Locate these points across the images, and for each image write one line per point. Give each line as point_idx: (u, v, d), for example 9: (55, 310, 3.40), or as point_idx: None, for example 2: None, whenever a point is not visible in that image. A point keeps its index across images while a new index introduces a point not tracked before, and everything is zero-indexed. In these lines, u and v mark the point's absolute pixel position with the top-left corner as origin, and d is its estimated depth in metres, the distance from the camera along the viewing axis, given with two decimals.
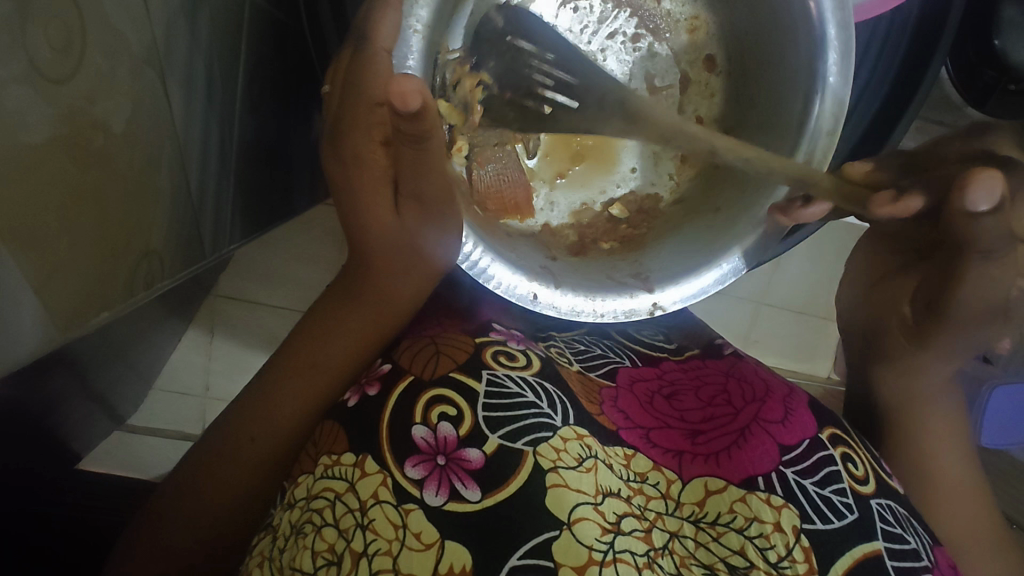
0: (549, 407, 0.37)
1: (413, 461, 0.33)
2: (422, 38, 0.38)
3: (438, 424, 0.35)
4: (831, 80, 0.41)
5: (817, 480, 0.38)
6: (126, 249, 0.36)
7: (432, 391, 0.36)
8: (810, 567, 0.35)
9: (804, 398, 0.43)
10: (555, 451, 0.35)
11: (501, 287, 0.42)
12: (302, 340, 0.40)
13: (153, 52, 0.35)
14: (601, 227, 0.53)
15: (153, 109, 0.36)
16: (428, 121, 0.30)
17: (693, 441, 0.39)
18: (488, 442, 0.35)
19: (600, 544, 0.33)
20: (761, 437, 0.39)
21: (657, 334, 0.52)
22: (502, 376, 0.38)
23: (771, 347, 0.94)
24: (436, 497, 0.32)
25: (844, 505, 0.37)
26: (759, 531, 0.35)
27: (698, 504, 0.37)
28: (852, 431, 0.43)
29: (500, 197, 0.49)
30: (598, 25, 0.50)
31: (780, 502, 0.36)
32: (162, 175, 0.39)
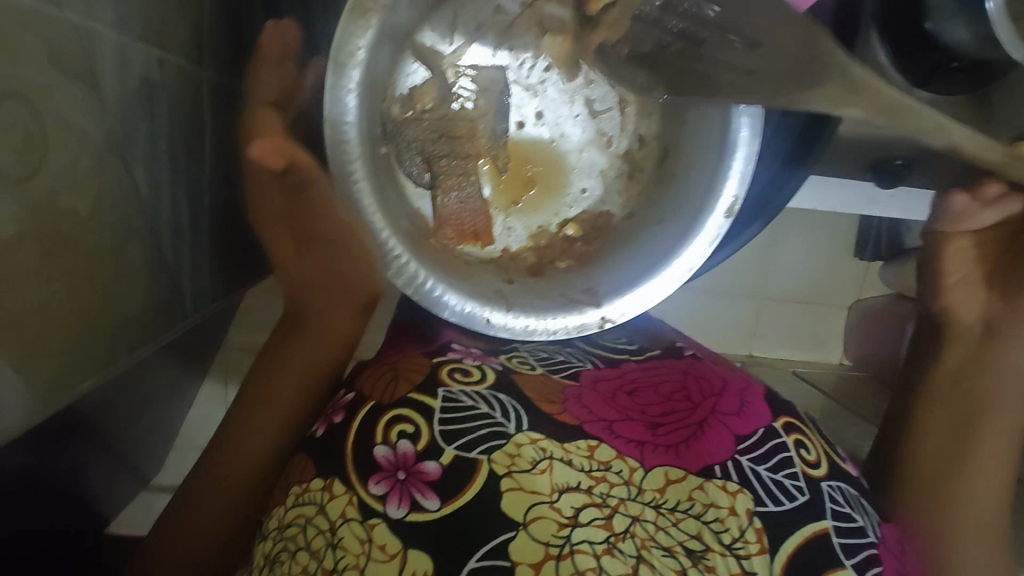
0: (502, 416, 0.39)
1: (376, 478, 0.35)
2: (357, 96, 0.39)
3: (397, 442, 0.37)
4: (745, 99, 0.42)
5: (770, 466, 0.39)
6: (104, 321, 0.39)
7: (390, 412, 0.38)
8: (762, 546, 0.36)
9: (761, 391, 0.46)
10: (509, 457, 0.37)
11: (455, 313, 0.44)
12: (263, 377, 0.46)
13: (114, 142, 0.39)
14: (559, 247, 0.55)
15: (119, 189, 0.40)
16: (299, 171, 0.40)
17: (654, 433, 0.41)
18: (444, 453, 0.36)
19: (556, 540, 0.34)
20: (718, 428, 0.41)
21: (620, 339, 0.54)
22: (456, 393, 0.40)
23: (775, 340, 0.95)
24: (397, 510, 0.34)
25: (796, 488, 0.39)
26: (715, 515, 0.37)
27: (659, 491, 0.38)
28: (807, 419, 0.46)
29: (460, 225, 0.52)
30: (535, 61, 0.53)
31: (734, 488, 0.38)
32: (136, 249, 0.43)
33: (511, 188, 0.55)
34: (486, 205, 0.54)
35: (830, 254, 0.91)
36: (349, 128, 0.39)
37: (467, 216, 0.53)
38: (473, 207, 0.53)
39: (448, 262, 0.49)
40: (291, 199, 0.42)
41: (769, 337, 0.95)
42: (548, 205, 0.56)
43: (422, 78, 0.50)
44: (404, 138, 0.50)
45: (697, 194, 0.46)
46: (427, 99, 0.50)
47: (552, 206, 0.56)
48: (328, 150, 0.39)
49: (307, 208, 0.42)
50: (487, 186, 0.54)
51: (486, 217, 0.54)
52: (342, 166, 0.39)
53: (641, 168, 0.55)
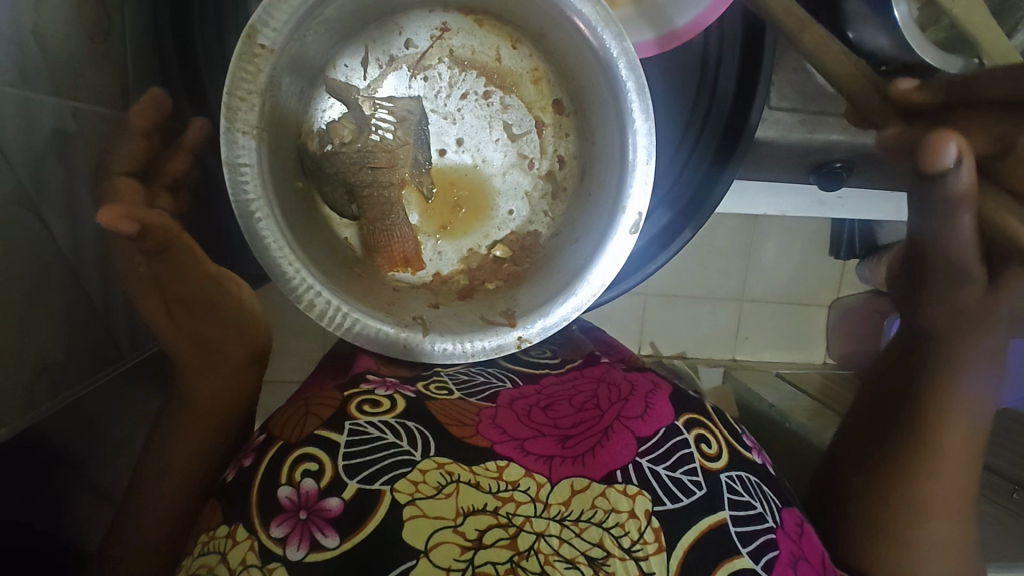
0: (409, 443, 0.38)
1: (277, 520, 0.35)
2: (252, 138, 0.40)
3: (301, 481, 0.36)
4: (639, 119, 0.43)
5: (668, 465, 0.39)
6: (17, 369, 0.40)
7: (296, 453, 0.37)
8: (659, 546, 0.36)
9: (668, 389, 0.46)
10: (413, 484, 0.36)
11: (364, 339, 0.44)
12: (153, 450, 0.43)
13: (22, 194, 0.40)
14: (489, 268, 0.56)
15: (28, 241, 0.41)
16: (158, 235, 0.39)
17: (562, 446, 0.40)
18: (347, 488, 0.36)
19: (458, 564, 0.33)
20: (622, 433, 0.41)
21: (545, 352, 0.56)
22: (363, 424, 0.39)
23: (761, 340, 0.97)
24: (297, 551, 0.34)
25: (693, 483, 0.39)
26: (615, 521, 0.36)
27: (564, 502, 0.36)
28: (714, 411, 0.46)
29: (388, 250, 0.53)
30: (450, 89, 0.54)
31: (634, 491, 0.37)
32: (54, 295, 0.44)
33: (437, 213, 0.56)
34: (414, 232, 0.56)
35: (804, 256, 0.94)
36: (246, 171, 0.40)
37: (396, 241, 0.54)
38: (402, 234, 0.54)
39: (375, 291, 0.50)
40: (155, 263, 0.41)
41: (754, 339, 0.97)
42: (477, 229, 0.57)
43: (340, 115, 0.52)
44: (326, 173, 0.51)
45: (606, 217, 0.47)
46: (345, 133, 0.51)
47: (480, 229, 0.57)
48: (230, 202, 0.40)
49: (174, 267, 0.42)
50: (414, 213, 0.56)
51: (415, 243, 0.55)
52: (245, 208, 0.40)
53: (563, 187, 0.56)
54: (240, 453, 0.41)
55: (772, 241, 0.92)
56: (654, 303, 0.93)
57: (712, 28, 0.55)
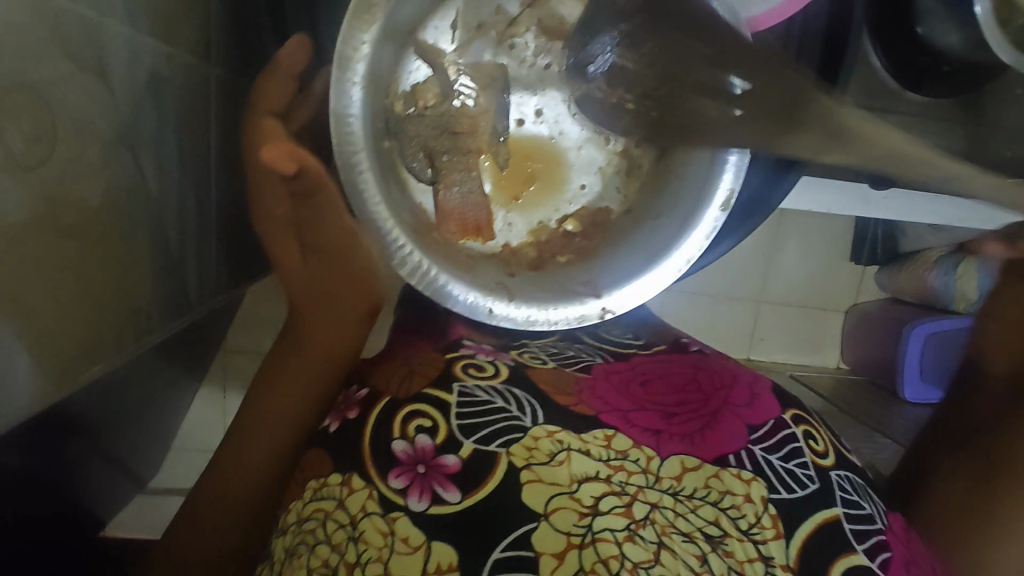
0: (518, 410, 0.42)
1: (395, 473, 0.39)
2: (362, 89, 0.40)
3: (415, 437, 0.40)
4: (739, 92, 0.44)
5: (781, 455, 0.44)
6: (111, 309, 0.40)
7: (409, 405, 0.42)
8: (777, 532, 0.40)
9: (768, 384, 0.50)
10: (527, 449, 0.40)
11: (457, 301, 0.45)
12: (264, 393, 0.48)
13: (123, 132, 0.40)
14: (558, 242, 0.56)
15: (129, 182, 0.41)
16: (309, 179, 0.42)
17: (668, 422, 0.44)
18: (463, 448, 0.40)
19: (578, 528, 0.37)
20: (728, 417, 0.46)
21: (626, 334, 0.59)
22: (471, 387, 0.43)
23: (779, 344, 0.95)
24: (419, 503, 0.38)
25: (807, 476, 0.43)
26: (732, 502, 0.41)
27: (676, 478, 0.41)
28: (813, 412, 0.51)
29: (463, 220, 0.53)
30: (535, 58, 0.54)
31: (749, 476, 0.42)
32: (143, 238, 0.43)
33: (511, 185, 0.56)
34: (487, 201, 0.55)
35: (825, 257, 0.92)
36: (352, 121, 0.40)
37: (470, 211, 0.53)
38: (476, 201, 0.53)
39: (455, 255, 0.50)
40: (298, 206, 0.44)
41: (770, 341, 0.95)
42: (549, 202, 0.57)
43: (429, 78, 0.51)
44: (407, 134, 0.51)
45: (688, 197, 0.48)
46: (431, 95, 0.51)
47: (552, 202, 0.57)
48: (333, 137, 0.40)
49: (316, 213, 0.44)
50: (487, 181, 0.55)
51: (488, 213, 0.54)
52: (347, 161, 0.41)
53: (639, 164, 0.55)
54: (340, 402, 0.45)
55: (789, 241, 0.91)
56: (674, 296, 0.92)
57: (797, 17, 0.56)
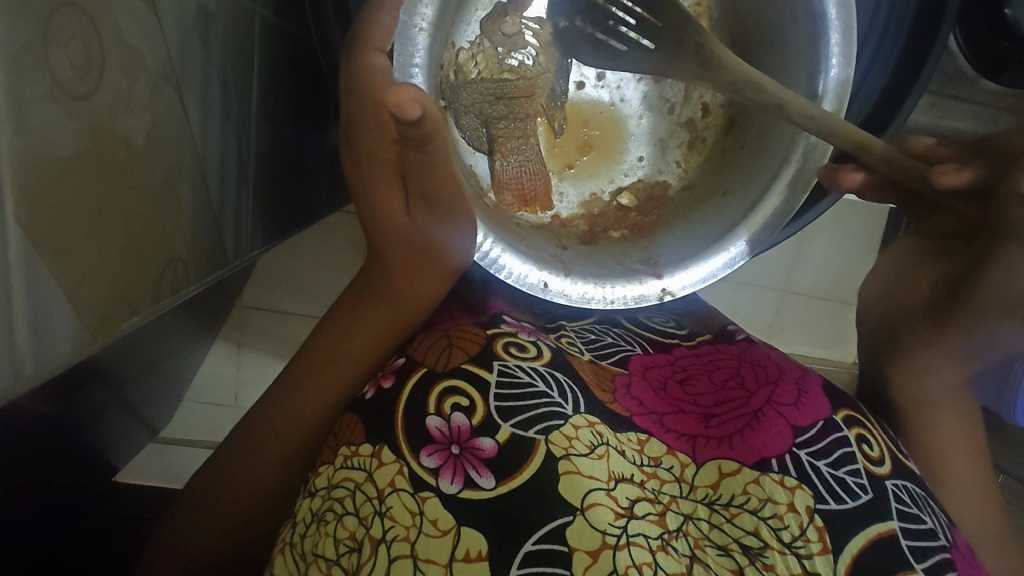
0: (560, 396, 0.41)
1: (428, 451, 0.37)
2: (427, 36, 0.38)
3: (451, 415, 0.38)
4: (834, 62, 0.40)
5: (830, 462, 0.41)
6: (152, 259, 0.38)
7: (444, 383, 0.40)
8: (824, 546, 0.37)
9: (818, 381, 0.47)
10: (567, 439, 0.38)
11: (511, 275, 0.43)
12: (329, 341, 0.44)
13: (169, 69, 0.37)
14: (612, 216, 0.53)
15: (173, 124, 0.38)
16: (428, 125, 0.34)
17: (707, 425, 0.43)
18: (500, 432, 0.38)
19: (613, 529, 0.36)
20: (775, 419, 0.43)
21: (669, 321, 0.57)
22: (512, 367, 0.41)
23: (801, 337, 0.92)
24: (451, 485, 0.36)
25: (858, 486, 0.40)
26: (773, 511, 0.38)
27: (712, 486, 0.40)
28: (869, 413, 0.46)
29: (520, 190, 0.49)
30: None
31: (793, 483, 0.39)
32: (184, 188, 0.41)
33: (564, 151, 0.53)
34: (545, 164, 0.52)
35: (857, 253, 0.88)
36: (417, 70, 0.38)
37: (528, 180, 0.50)
38: (534, 169, 0.50)
39: (502, 222, 0.46)
40: (404, 154, 0.37)
41: (794, 331, 0.92)
42: (603, 172, 0.54)
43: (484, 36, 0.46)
44: (462, 102, 0.46)
45: (759, 174, 0.45)
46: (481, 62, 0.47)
47: (606, 173, 0.54)
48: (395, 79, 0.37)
49: (427, 165, 0.37)
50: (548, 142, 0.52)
51: (547, 182, 0.51)
52: None
53: (702, 139, 0.52)
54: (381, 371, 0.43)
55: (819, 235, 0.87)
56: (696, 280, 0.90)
57: None
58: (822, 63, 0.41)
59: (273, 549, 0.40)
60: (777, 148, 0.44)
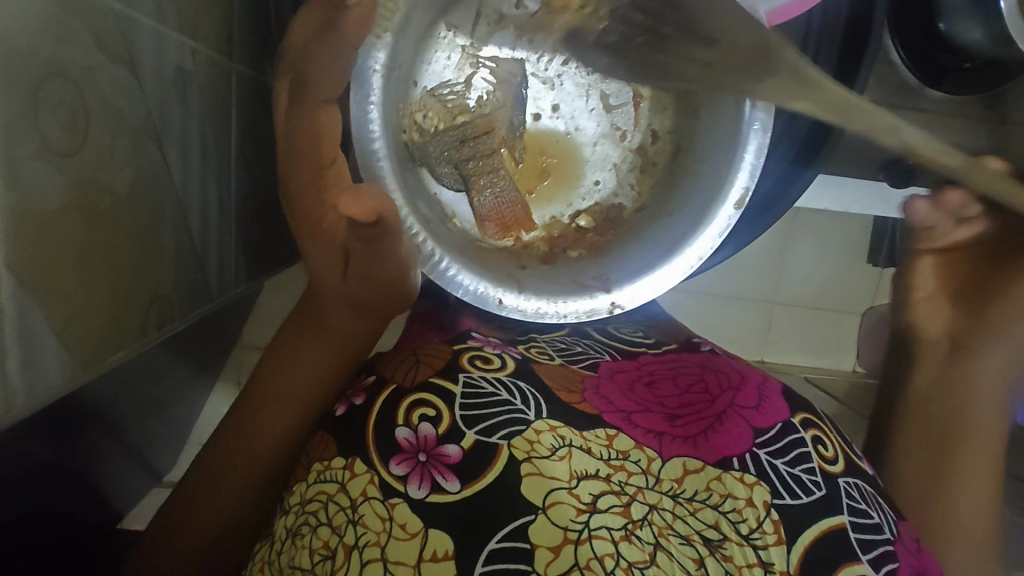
0: (522, 403, 0.42)
1: (397, 460, 0.39)
2: (382, 77, 0.41)
3: (419, 425, 0.40)
4: None
5: (787, 460, 0.42)
6: (137, 297, 0.41)
7: (411, 396, 0.42)
8: (779, 537, 0.38)
9: (777, 386, 0.48)
10: (529, 443, 0.40)
11: (468, 292, 0.45)
12: (277, 381, 0.45)
13: (150, 125, 0.41)
14: (571, 237, 0.56)
15: (155, 172, 0.42)
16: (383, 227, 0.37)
17: (672, 424, 0.43)
18: (465, 438, 0.40)
19: (574, 524, 0.37)
20: (735, 421, 0.43)
21: (636, 331, 0.57)
22: (477, 378, 0.44)
23: (792, 344, 0.94)
24: (419, 490, 0.38)
25: (813, 483, 0.41)
26: (733, 506, 0.39)
27: (677, 480, 0.40)
28: (822, 414, 0.48)
29: (501, 217, 0.54)
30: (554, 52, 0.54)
31: (752, 480, 0.40)
32: (166, 230, 0.44)
33: (525, 178, 0.56)
34: (525, 192, 0.56)
35: (846, 261, 0.91)
36: (372, 107, 0.41)
37: (507, 209, 0.54)
38: (510, 199, 0.54)
39: (465, 248, 0.49)
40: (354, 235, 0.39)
41: (785, 340, 0.95)
42: (562, 196, 0.57)
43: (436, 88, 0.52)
44: (431, 152, 0.52)
45: (705, 193, 0.48)
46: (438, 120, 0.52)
47: (565, 198, 0.57)
48: (353, 130, 0.41)
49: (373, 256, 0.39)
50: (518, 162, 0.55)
51: (525, 206, 0.56)
52: (365, 145, 0.42)
53: (652, 163, 0.56)
54: (349, 391, 0.46)
55: (808, 243, 0.90)
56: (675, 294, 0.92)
57: (814, 15, 0.54)
58: None
59: (252, 566, 0.42)
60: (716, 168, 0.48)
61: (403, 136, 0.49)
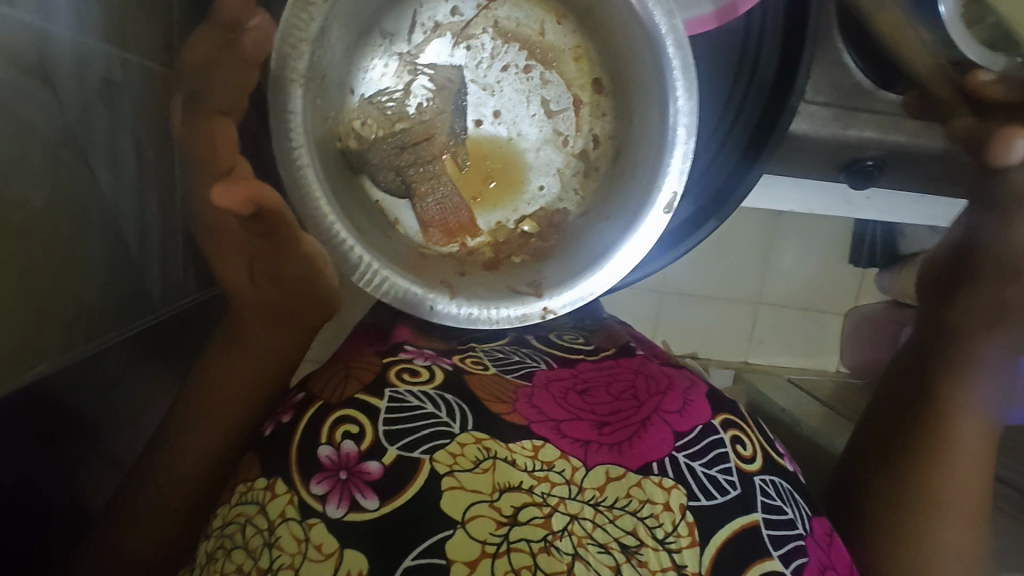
0: (448, 416, 0.39)
1: (317, 478, 0.35)
2: (303, 90, 0.42)
3: (342, 442, 0.37)
4: (680, 96, 0.44)
5: (705, 461, 0.40)
6: (55, 309, 0.40)
7: (338, 412, 0.38)
8: (692, 540, 0.37)
9: (704, 389, 0.47)
10: (452, 456, 0.37)
11: (397, 299, 0.45)
12: (201, 404, 0.42)
13: (69, 137, 0.41)
14: (515, 242, 0.56)
15: (75, 183, 0.42)
16: (268, 218, 0.38)
17: (599, 432, 0.41)
18: (386, 453, 0.36)
19: (494, 538, 0.34)
20: (660, 426, 0.42)
21: (578, 337, 0.54)
22: (403, 393, 0.40)
23: (775, 345, 0.95)
24: (337, 509, 0.34)
25: (728, 482, 0.40)
26: (650, 511, 0.37)
27: (599, 488, 0.37)
28: (748, 417, 0.47)
29: (445, 224, 0.54)
30: (491, 60, 0.55)
31: (670, 484, 0.38)
32: (92, 242, 0.44)
33: (468, 184, 0.56)
34: (470, 198, 0.56)
35: (824, 261, 0.92)
36: (292, 117, 0.42)
37: (450, 215, 0.54)
38: (454, 205, 0.54)
39: (405, 257, 0.50)
40: (250, 229, 0.39)
41: (769, 342, 0.95)
42: (508, 202, 0.57)
43: (374, 96, 0.52)
44: (372, 160, 0.51)
45: (640, 193, 0.47)
46: (377, 128, 0.52)
47: (511, 203, 0.57)
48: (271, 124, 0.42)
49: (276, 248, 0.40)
50: (462, 168, 0.56)
51: (470, 212, 0.55)
52: (288, 155, 0.42)
53: (595, 168, 0.56)
54: (279, 409, 0.42)
55: (791, 244, 0.91)
56: (645, 298, 0.91)
57: (752, 18, 0.54)
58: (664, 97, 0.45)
59: None
60: (647, 172, 0.47)
61: (337, 144, 0.50)
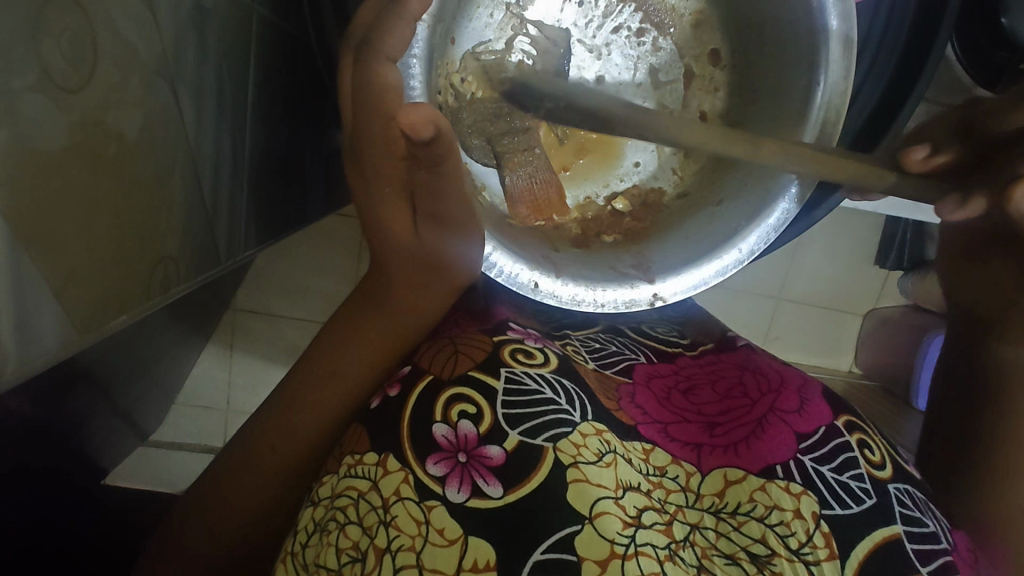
0: (568, 403, 0.40)
1: (435, 459, 0.36)
2: (428, 28, 0.39)
3: (459, 423, 0.38)
4: (831, 73, 0.40)
5: (834, 467, 0.40)
6: (141, 256, 0.37)
7: (450, 390, 0.39)
8: (831, 552, 0.37)
9: (819, 388, 0.47)
10: (575, 447, 0.38)
11: (502, 274, 0.42)
12: (325, 358, 0.42)
13: (163, 65, 0.36)
14: (606, 221, 0.53)
15: (167, 121, 0.38)
16: (442, 146, 0.32)
17: (711, 434, 0.42)
18: (508, 439, 0.37)
19: (622, 538, 0.35)
20: (779, 426, 0.42)
21: (672, 331, 0.56)
22: (521, 373, 0.41)
23: (790, 343, 0.91)
24: (458, 493, 0.35)
25: (863, 491, 0.40)
26: (780, 519, 0.38)
27: (718, 495, 0.39)
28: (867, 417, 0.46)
29: (534, 199, 0.49)
30: (603, 19, 0.50)
31: (799, 490, 0.39)
32: (175, 184, 0.40)
33: (561, 155, 0.52)
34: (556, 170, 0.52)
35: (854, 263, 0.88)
36: (414, 60, 0.38)
37: (540, 188, 0.49)
38: (544, 176, 0.49)
39: (497, 223, 0.46)
40: (414, 170, 0.35)
41: (786, 337, 0.91)
42: (598, 175, 0.54)
43: (469, 53, 0.48)
44: (464, 121, 0.47)
45: (752, 195, 0.45)
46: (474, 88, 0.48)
47: (601, 177, 0.54)
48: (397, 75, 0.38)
49: (438, 189, 0.35)
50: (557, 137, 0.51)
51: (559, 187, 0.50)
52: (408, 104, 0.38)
53: (698, 148, 0.52)
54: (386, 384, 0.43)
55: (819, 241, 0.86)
56: None
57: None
58: (810, 76, 0.42)
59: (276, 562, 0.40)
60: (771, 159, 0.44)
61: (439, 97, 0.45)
